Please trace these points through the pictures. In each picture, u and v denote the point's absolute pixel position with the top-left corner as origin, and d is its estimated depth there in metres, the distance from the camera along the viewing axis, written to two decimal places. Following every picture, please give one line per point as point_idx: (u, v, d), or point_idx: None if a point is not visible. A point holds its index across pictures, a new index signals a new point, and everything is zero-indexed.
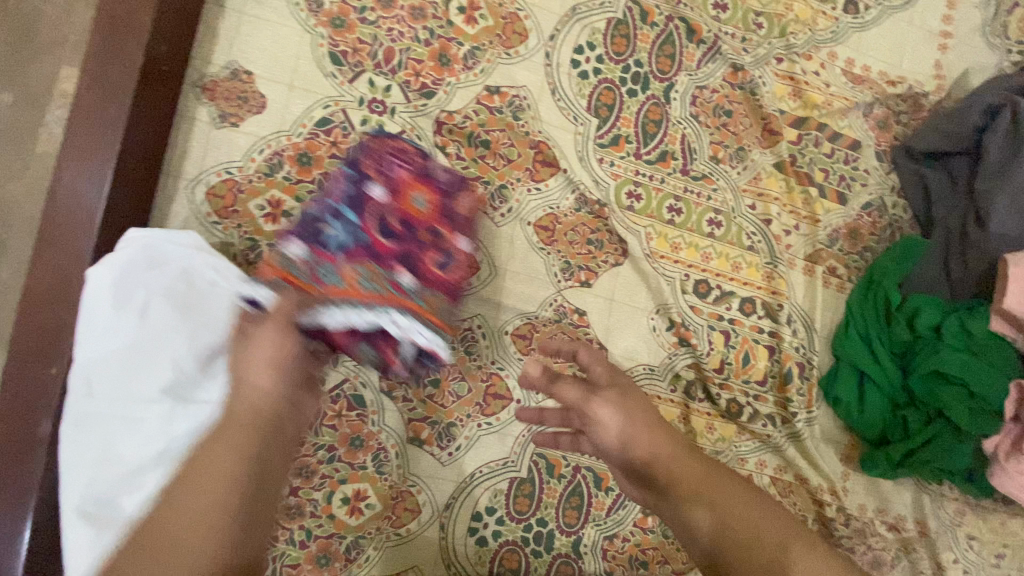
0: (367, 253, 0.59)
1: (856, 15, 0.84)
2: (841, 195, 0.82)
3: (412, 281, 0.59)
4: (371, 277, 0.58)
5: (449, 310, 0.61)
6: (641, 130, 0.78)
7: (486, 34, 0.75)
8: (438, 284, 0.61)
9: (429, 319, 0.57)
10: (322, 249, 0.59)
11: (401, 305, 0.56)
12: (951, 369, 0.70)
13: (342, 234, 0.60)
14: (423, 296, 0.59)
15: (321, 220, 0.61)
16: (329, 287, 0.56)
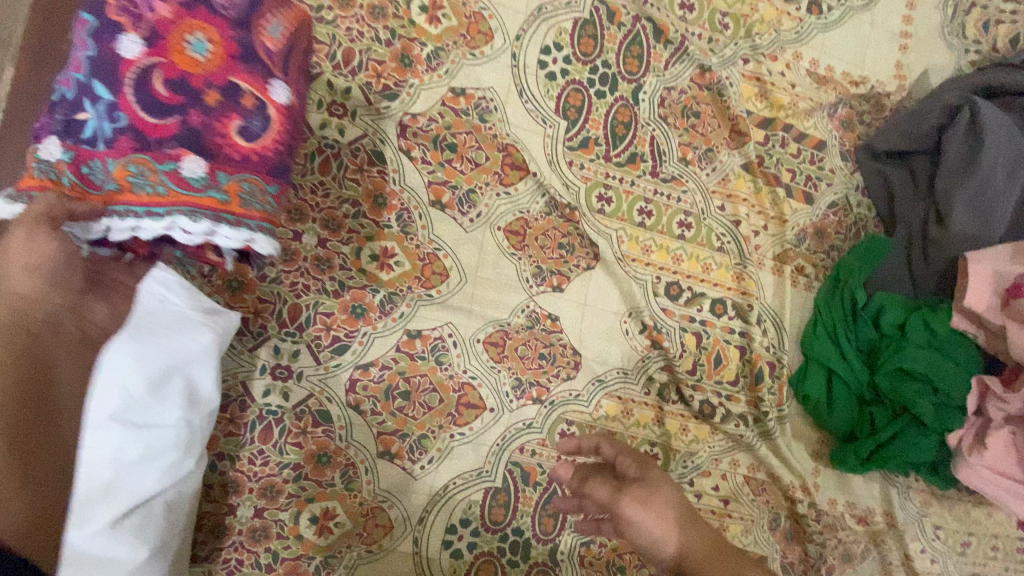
0: (137, 138, 0.47)
1: (819, 16, 0.85)
2: (808, 195, 0.83)
3: (199, 164, 0.47)
4: (147, 172, 0.47)
5: (261, 188, 0.49)
6: (610, 132, 0.77)
7: (450, 34, 0.73)
8: (240, 159, 0.49)
9: (236, 212, 0.48)
10: (86, 141, 0.47)
11: (191, 206, 0.47)
12: (915, 366, 0.71)
13: (101, 115, 0.47)
14: (219, 183, 0.48)
15: (72, 96, 0.47)
16: (102, 194, 0.47)
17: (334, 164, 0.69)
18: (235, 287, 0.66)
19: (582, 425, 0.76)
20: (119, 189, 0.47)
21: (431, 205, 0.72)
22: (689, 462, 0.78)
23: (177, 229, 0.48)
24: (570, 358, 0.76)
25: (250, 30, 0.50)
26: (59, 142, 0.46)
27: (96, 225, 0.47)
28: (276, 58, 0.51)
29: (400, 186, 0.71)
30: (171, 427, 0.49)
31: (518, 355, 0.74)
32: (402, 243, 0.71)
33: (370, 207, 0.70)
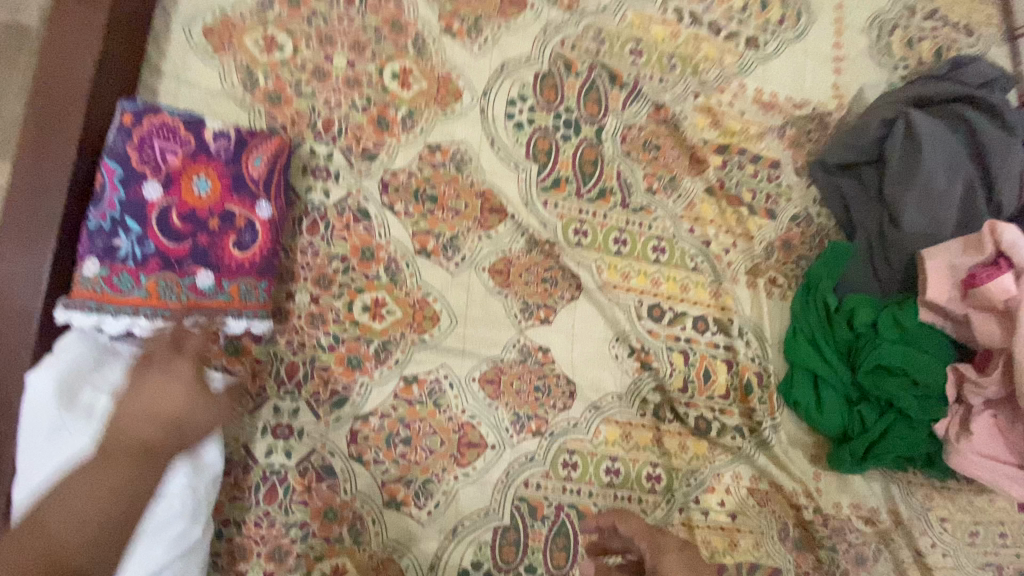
0: (160, 260, 0.59)
1: (758, 50, 0.93)
2: (770, 211, 0.89)
3: (212, 277, 0.61)
4: (169, 285, 0.60)
5: (259, 288, 0.64)
6: (579, 171, 0.82)
7: (422, 96, 0.78)
8: (241, 268, 0.63)
9: (242, 310, 0.63)
10: (115, 263, 0.58)
11: (205, 310, 0.61)
12: (892, 362, 0.75)
13: (129, 243, 0.58)
14: (226, 290, 0.62)
15: (102, 230, 0.58)
16: (132, 303, 0.59)
17: (322, 225, 0.72)
18: (232, 350, 0.67)
19: (583, 453, 0.77)
20: (144, 298, 0.59)
21: (418, 254, 0.75)
22: (691, 479, 0.79)
23: (193, 327, 0.61)
24: (565, 388, 0.78)
25: (240, 165, 0.63)
26: (98, 265, 0.57)
27: (112, 322, 0.58)
28: (262, 184, 0.64)
29: (386, 239, 0.74)
30: (175, 495, 0.54)
31: (514, 390, 0.76)
32: (392, 292, 0.74)
33: (359, 261, 0.73)
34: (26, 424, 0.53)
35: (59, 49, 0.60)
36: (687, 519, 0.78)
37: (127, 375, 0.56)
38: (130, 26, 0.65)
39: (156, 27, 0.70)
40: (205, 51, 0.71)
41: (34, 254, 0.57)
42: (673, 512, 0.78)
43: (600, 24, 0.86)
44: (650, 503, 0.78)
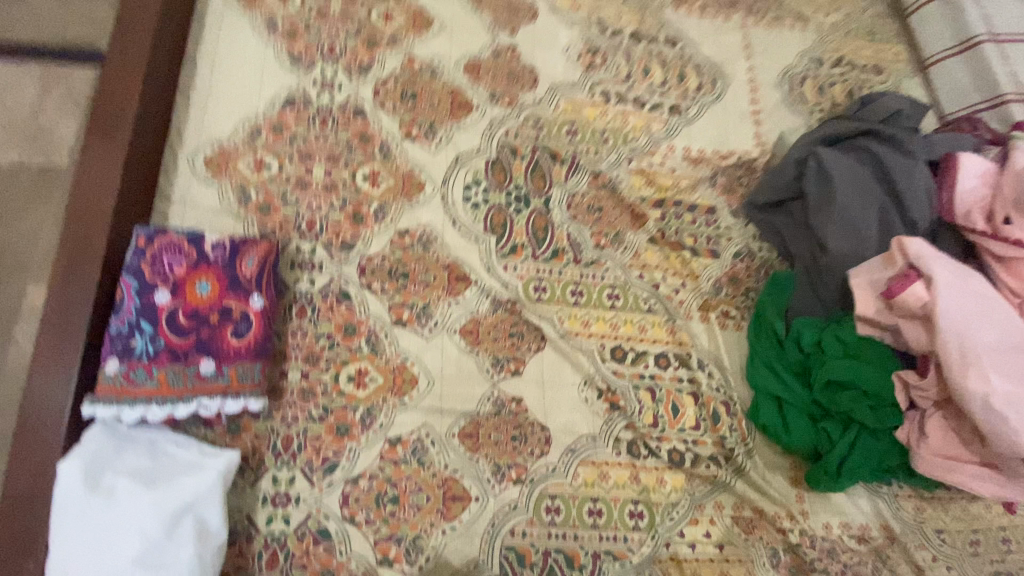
0: (169, 353, 0.70)
1: (681, 115, 1.06)
2: (713, 251, 0.98)
3: (213, 364, 0.71)
4: (177, 374, 0.70)
5: (254, 370, 0.73)
6: (533, 237, 0.93)
7: (390, 191, 0.91)
8: (238, 354, 0.73)
9: (239, 390, 0.72)
10: (131, 361, 0.69)
11: (207, 393, 0.70)
12: (840, 377, 0.79)
13: (142, 343, 0.69)
14: (226, 374, 0.72)
15: (120, 334, 0.69)
16: (146, 393, 0.68)
17: (309, 308, 0.83)
18: (234, 428, 0.76)
19: (565, 497, 0.81)
20: (155, 388, 0.69)
21: (394, 325, 0.84)
22: (673, 512, 0.82)
23: (196, 410, 0.70)
24: (541, 434, 0.83)
25: (235, 267, 0.75)
26: (118, 363, 0.68)
27: (129, 412, 0.68)
28: (254, 281, 0.76)
29: (365, 314, 0.84)
30: (184, 562, 0.63)
31: (492, 441, 0.82)
32: (374, 361, 0.82)
33: (343, 337, 0.83)
34: (60, 507, 0.63)
35: (83, 193, 0.74)
36: (674, 554, 0.81)
37: (142, 459, 0.67)
38: (143, 166, 0.81)
39: (165, 165, 0.85)
40: (206, 178, 0.86)
41: (65, 356, 0.68)
42: (659, 547, 0.81)
43: (537, 114, 1.01)
44: (636, 540, 0.81)
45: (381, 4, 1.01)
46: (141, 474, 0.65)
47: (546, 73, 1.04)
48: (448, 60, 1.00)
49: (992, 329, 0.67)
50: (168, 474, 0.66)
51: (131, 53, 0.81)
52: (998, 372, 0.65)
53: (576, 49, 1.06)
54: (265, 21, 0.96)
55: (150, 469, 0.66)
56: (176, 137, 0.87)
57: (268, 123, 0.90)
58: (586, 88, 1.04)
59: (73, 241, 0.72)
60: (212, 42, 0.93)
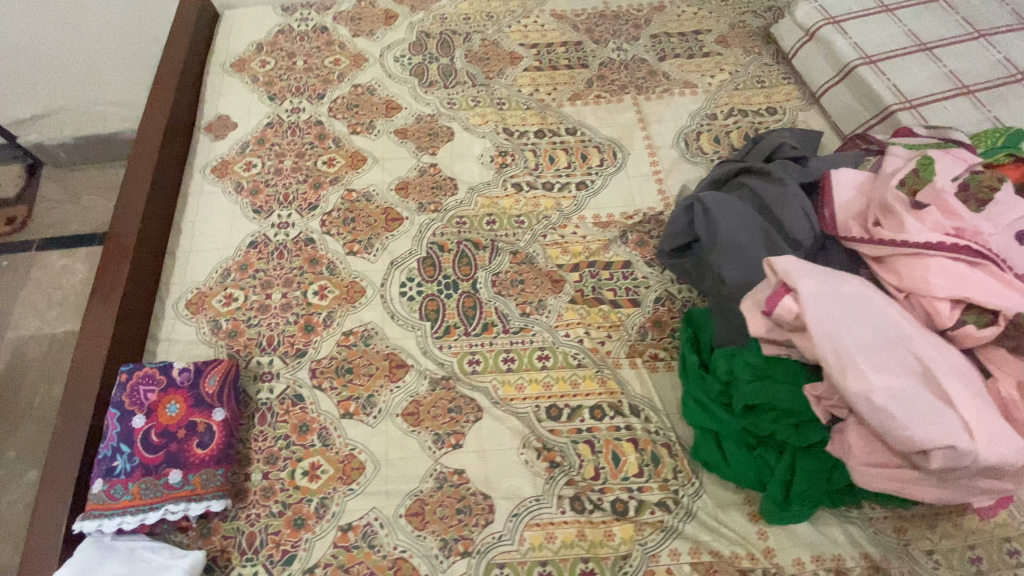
0: (143, 468, 0.82)
1: (588, 188, 1.19)
2: (633, 300, 1.05)
3: (180, 473, 0.82)
4: (149, 486, 0.81)
5: (216, 474, 0.84)
6: (463, 316, 1.04)
7: (336, 299, 1.06)
8: (202, 461, 0.84)
9: (202, 495, 0.82)
10: (112, 479, 0.81)
11: (174, 500, 0.81)
12: (755, 400, 0.81)
13: (122, 462, 0.82)
14: (191, 481, 0.83)
15: (104, 457, 0.82)
16: (123, 505, 0.80)
17: (269, 413, 0.94)
18: (205, 531, 0.84)
19: (514, 564, 0.82)
20: (131, 500, 0.80)
21: (343, 417, 0.94)
22: (625, 566, 0.81)
23: (165, 516, 0.80)
24: (484, 503, 0.87)
25: (200, 386, 0.89)
26: (101, 483, 0.80)
27: (110, 523, 0.79)
28: (216, 396, 0.89)
29: (317, 412, 0.95)
30: None
31: (438, 517, 0.86)
32: (326, 453, 0.91)
33: (298, 435, 0.93)
34: None
35: (85, 346, 0.94)
36: None
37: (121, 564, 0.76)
38: (133, 316, 1.00)
39: (155, 312, 1.05)
40: (186, 316, 1.04)
41: (64, 481, 0.82)
42: None
43: (460, 213, 1.16)
44: None
45: (324, 154, 1.24)
46: None
47: (465, 179, 1.21)
48: (380, 185, 1.20)
49: (865, 328, 0.69)
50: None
51: (126, 234, 1.05)
52: (876, 367, 0.66)
53: (489, 154, 1.24)
54: (234, 187, 1.20)
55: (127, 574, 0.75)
56: (165, 288, 1.08)
57: (236, 264, 1.10)
58: (500, 183, 1.20)
59: (75, 387, 0.90)
60: (194, 211, 1.17)
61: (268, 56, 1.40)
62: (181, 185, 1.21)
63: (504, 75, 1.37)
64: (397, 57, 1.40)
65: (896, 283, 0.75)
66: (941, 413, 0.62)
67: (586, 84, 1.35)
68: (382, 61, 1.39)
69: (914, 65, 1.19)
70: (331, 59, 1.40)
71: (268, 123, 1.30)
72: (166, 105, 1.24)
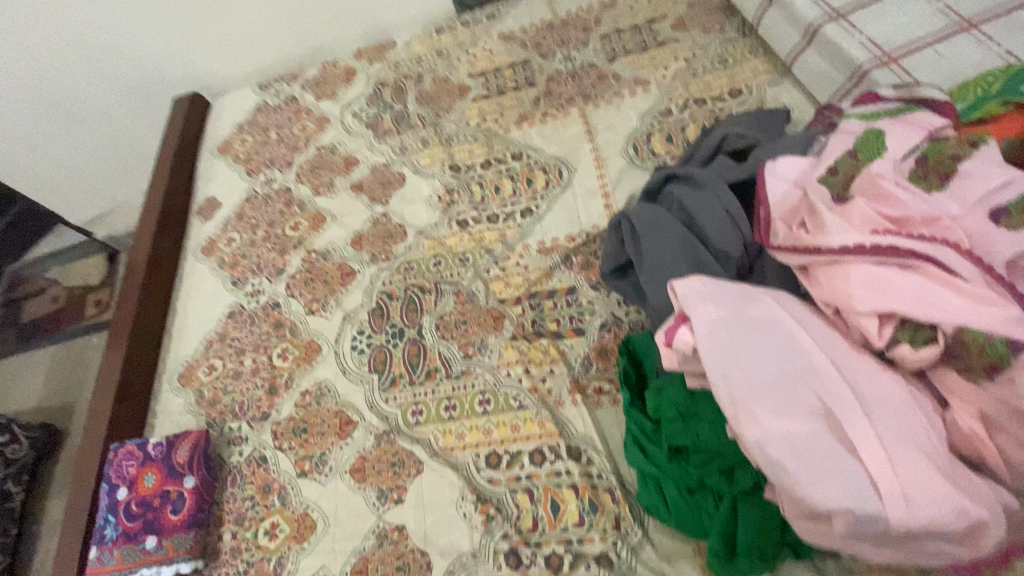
0: (125, 536, 0.92)
1: (533, 214, 1.15)
2: (578, 329, 0.99)
3: (156, 539, 0.91)
4: (131, 552, 0.91)
5: (187, 538, 0.92)
6: (408, 365, 1.04)
7: (296, 360, 1.12)
8: (174, 526, 0.93)
9: (172, 558, 0.90)
10: (103, 546, 0.92)
11: (149, 564, 0.90)
12: (681, 441, 0.72)
13: (110, 531, 0.93)
14: (164, 545, 0.91)
15: (98, 527, 0.94)
16: (110, 570, 0.90)
17: (238, 476, 1.02)
18: None
19: None
20: (117, 565, 0.90)
21: (299, 476, 0.99)
22: None
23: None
24: (421, 560, 0.86)
25: (172, 457, 0.98)
26: (95, 550, 0.92)
27: None
28: (185, 464, 0.97)
29: (277, 472, 1.01)
30: None
31: (379, 575, 0.87)
32: (284, 513, 0.96)
33: (261, 496, 0.99)
34: None
35: (93, 426, 1.09)
36: None
37: None
38: (132, 395, 1.14)
39: (155, 387, 1.19)
40: (177, 388, 1.16)
41: (72, 551, 0.95)
42: None
43: (408, 259, 1.17)
44: None
45: (291, 219, 1.33)
46: None
47: (413, 223, 1.22)
48: (338, 242, 1.25)
49: (767, 361, 0.59)
50: None
51: (125, 322, 1.21)
52: (773, 410, 0.55)
53: (436, 194, 1.24)
54: (218, 263, 1.32)
55: None
56: (162, 364, 1.21)
57: (217, 335, 1.21)
58: (446, 223, 1.19)
59: (84, 463, 1.05)
60: (187, 289, 1.31)
61: (247, 135, 1.54)
62: (178, 267, 1.36)
63: (453, 111, 1.37)
64: (355, 112, 1.46)
65: (821, 298, 0.63)
66: (843, 465, 0.51)
67: (533, 104, 1.31)
68: (343, 120, 1.46)
69: (895, 10, 1.00)
70: (299, 126, 1.50)
71: (246, 198, 1.41)
72: (161, 198, 1.41)
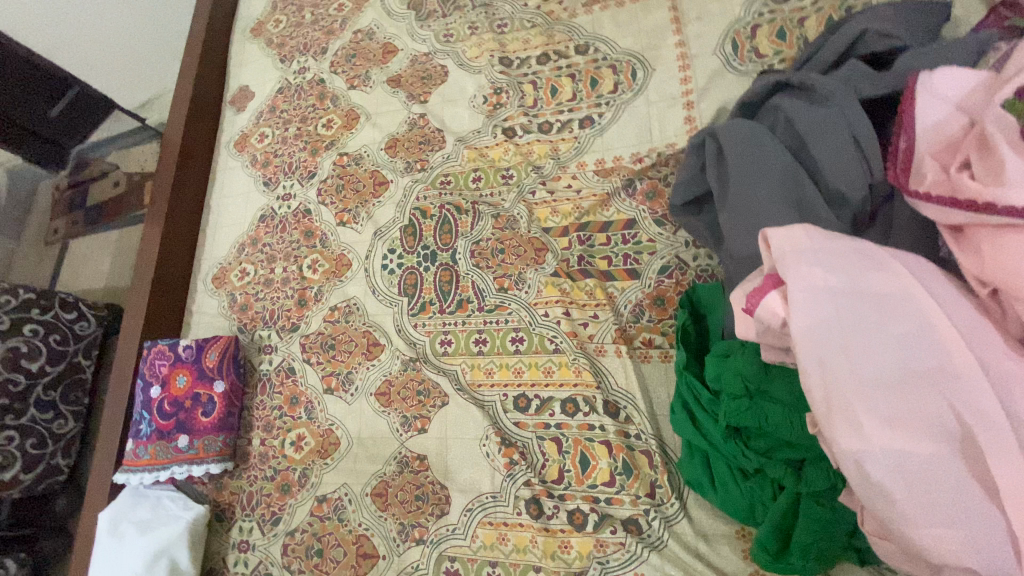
0: (157, 433, 0.93)
1: (593, 126, 0.96)
2: (631, 271, 0.85)
3: (187, 438, 0.93)
4: (163, 449, 0.92)
5: (217, 441, 0.94)
6: (439, 291, 0.96)
7: (325, 273, 1.06)
8: (206, 428, 0.94)
9: (203, 458, 0.92)
10: (137, 439, 0.93)
11: (182, 461, 0.92)
12: (743, 422, 0.61)
13: (144, 426, 0.94)
14: (196, 445, 0.93)
15: (134, 421, 0.95)
16: (142, 462, 0.92)
17: (268, 384, 1.02)
18: (218, 485, 0.96)
19: (464, 560, 0.79)
20: (150, 460, 0.92)
21: (325, 393, 0.97)
22: None
23: (173, 475, 0.91)
24: (441, 493, 0.84)
25: (201, 360, 0.97)
26: (130, 443, 0.93)
27: (134, 477, 0.92)
28: (216, 369, 0.97)
29: (305, 386, 0.99)
30: None
31: (399, 501, 0.85)
32: (310, 426, 0.96)
33: (289, 407, 0.99)
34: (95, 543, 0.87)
35: (129, 320, 1.09)
36: None
37: (147, 509, 0.89)
38: (168, 293, 1.14)
39: (191, 287, 1.18)
40: (211, 290, 1.15)
41: (111, 437, 0.99)
42: None
43: (446, 171, 1.03)
44: None
45: (324, 116, 1.20)
46: (142, 523, 0.87)
47: (453, 128, 1.06)
48: (372, 145, 1.12)
49: (885, 352, 0.44)
50: (162, 524, 0.87)
51: (155, 216, 1.17)
52: (883, 420, 0.42)
53: (481, 95, 1.06)
54: (250, 161, 1.24)
55: (150, 519, 0.88)
56: (197, 264, 1.19)
57: (249, 239, 1.16)
58: (491, 130, 1.03)
59: (123, 355, 1.07)
60: (220, 188, 1.25)
61: (281, 14, 1.37)
62: (212, 163, 1.30)
63: None
64: None
65: (975, 273, 0.46)
66: (969, 505, 0.39)
67: None
68: None
69: None
70: (336, 5, 1.31)
71: (279, 88, 1.28)
72: (191, 83, 1.30)
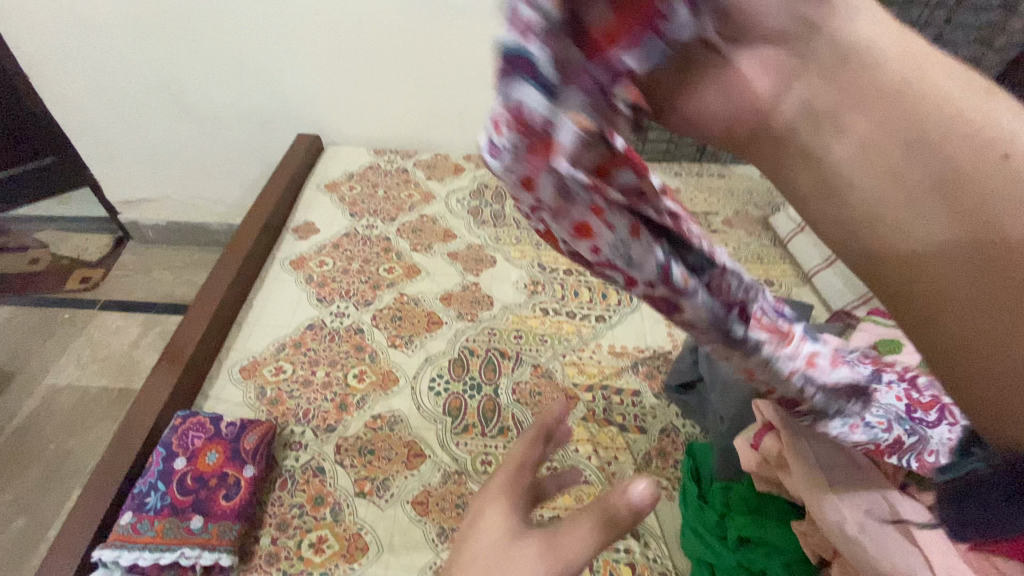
0: (170, 510, 0.91)
1: (605, 321, 1.35)
2: (640, 426, 1.14)
3: (201, 520, 0.89)
4: (172, 527, 0.89)
5: (230, 529, 0.88)
6: (481, 417, 1.13)
7: (370, 384, 1.18)
8: (221, 512, 0.90)
9: (214, 545, 0.86)
10: (142, 511, 0.90)
11: (189, 544, 0.87)
12: (748, 532, 0.84)
13: (155, 500, 0.91)
14: (209, 529, 0.88)
15: (143, 494, 0.92)
16: (142, 538, 0.87)
17: (290, 481, 1.01)
18: None
19: None
20: (152, 536, 0.88)
21: (356, 495, 1.00)
22: None
23: (179, 559, 0.86)
24: None
25: (239, 440, 0.97)
26: (129, 513, 0.90)
27: (121, 552, 0.85)
28: (248, 453, 0.96)
29: (334, 487, 1.01)
30: None
31: None
32: (334, 528, 0.95)
33: (312, 506, 0.98)
34: None
35: (150, 392, 1.08)
36: None
37: None
38: (196, 371, 1.15)
39: (212, 371, 1.19)
40: (238, 379, 1.17)
41: (94, 510, 0.92)
42: None
43: (492, 325, 1.32)
44: None
45: (386, 263, 1.46)
46: None
47: (500, 298, 1.40)
48: (428, 293, 1.39)
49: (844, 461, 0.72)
50: None
51: (207, 303, 1.25)
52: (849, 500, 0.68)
53: (523, 281, 1.44)
54: (305, 278, 1.41)
55: None
56: (225, 352, 1.23)
57: (292, 340, 1.25)
58: (530, 306, 1.38)
59: (129, 425, 1.04)
60: (268, 292, 1.37)
61: (356, 184, 1.73)
62: (262, 270, 1.44)
63: None
64: (459, 199, 1.71)
65: None
66: (908, 549, 0.63)
67: None
68: (447, 201, 1.70)
69: None
70: (406, 193, 1.71)
71: (345, 233, 1.55)
72: (268, 209, 1.53)
